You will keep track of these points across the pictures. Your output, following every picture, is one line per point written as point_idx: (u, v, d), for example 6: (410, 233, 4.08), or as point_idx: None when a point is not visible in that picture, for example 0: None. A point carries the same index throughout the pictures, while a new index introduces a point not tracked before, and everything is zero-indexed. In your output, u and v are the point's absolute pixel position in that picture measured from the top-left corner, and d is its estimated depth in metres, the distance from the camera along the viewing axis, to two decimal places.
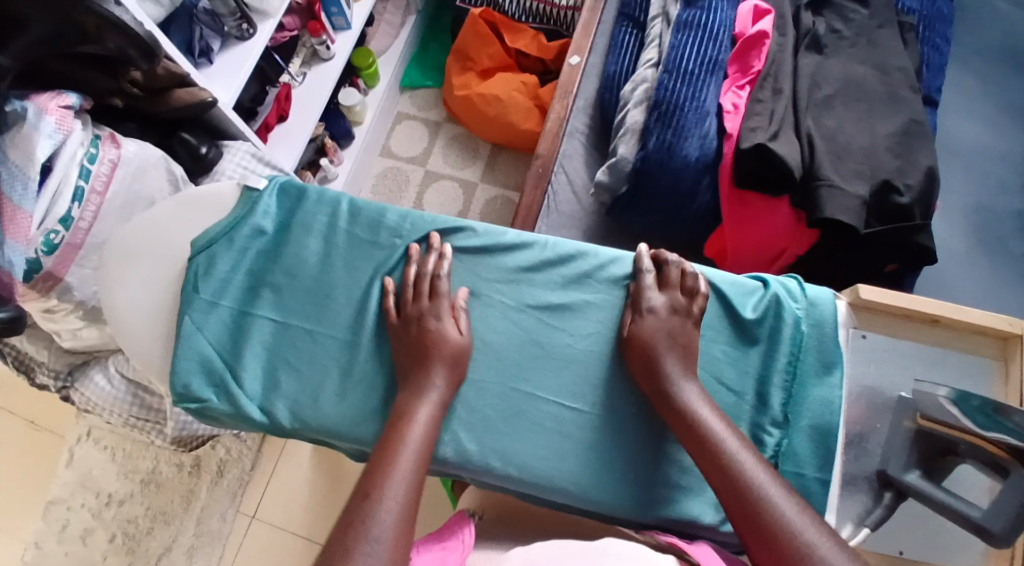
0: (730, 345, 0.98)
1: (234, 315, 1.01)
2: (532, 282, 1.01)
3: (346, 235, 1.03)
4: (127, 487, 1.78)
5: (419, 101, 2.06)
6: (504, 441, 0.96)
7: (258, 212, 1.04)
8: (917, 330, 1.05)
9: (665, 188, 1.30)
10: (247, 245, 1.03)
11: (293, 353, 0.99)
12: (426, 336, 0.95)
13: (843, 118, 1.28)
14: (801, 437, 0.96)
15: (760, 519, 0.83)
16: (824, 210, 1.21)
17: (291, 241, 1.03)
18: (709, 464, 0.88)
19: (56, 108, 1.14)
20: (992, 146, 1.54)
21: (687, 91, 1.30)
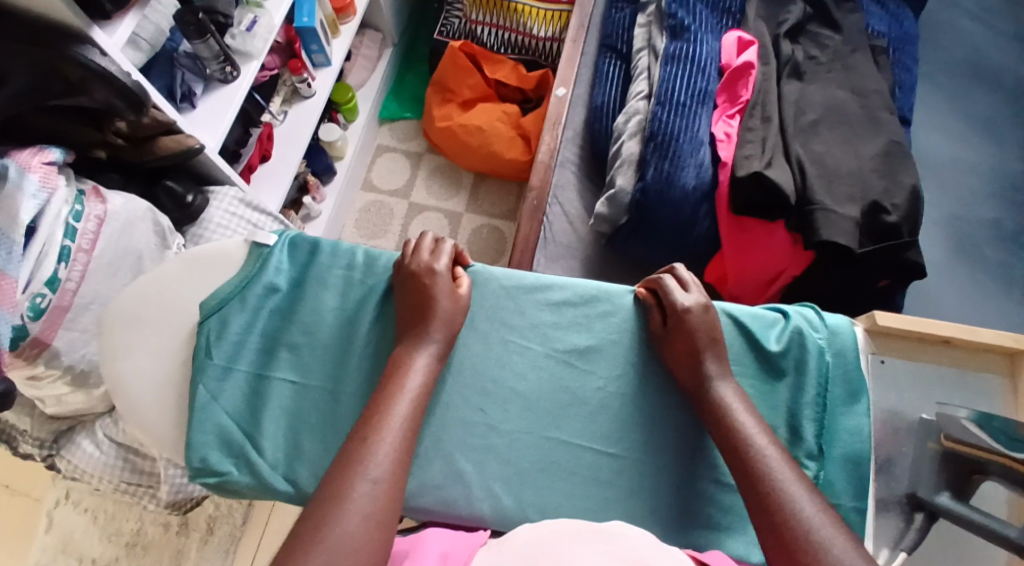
0: (759, 380, 0.98)
1: (251, 380, 0.99)
2: (553, 326, 1.02)
3: (363, 290, 1.02)
4: (112, 550, 1.70)
5: (398, 133, 2.05)
6: (543, 494, 0.96)
7: (270, 269, 1.02)
8: (932, 352, 1.11)
9: (665, 218, 1.28)
10: (261, 305, 1.01)
11: (317, 417, 0.97)
12: (426, 288, 0.97)
13: (829, 142, 1.27)
14: (837, 469, 0.95)
15: (779, 518, 0.83)
16: (822, 233, 1.17)
17: (307, 298, 1.01)
18: (740, 459, 0.88)
19: (39, 166, 1.11)
20: (963, 158, 1.53)
21: (681, 122, 1.28)
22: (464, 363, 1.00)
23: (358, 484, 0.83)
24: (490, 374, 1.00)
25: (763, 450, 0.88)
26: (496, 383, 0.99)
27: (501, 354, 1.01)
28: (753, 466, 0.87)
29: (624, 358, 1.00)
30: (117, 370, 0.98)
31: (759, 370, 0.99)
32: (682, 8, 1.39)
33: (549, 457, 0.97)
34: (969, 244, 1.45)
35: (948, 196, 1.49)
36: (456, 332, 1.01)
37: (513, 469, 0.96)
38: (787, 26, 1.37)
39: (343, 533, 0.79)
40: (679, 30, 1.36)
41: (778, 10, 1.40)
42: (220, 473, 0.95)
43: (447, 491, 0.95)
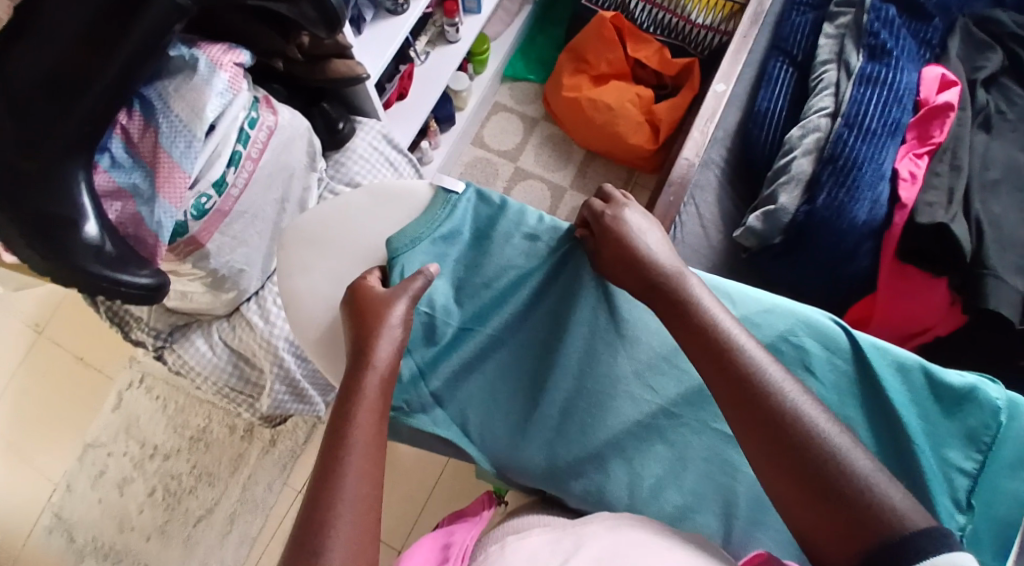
0: (924, 419, 0.98)
1: (437, 319, 1.01)
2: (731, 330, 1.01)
3: (545, 254, 1.03)
4: (175, 441, 1.73)
5: (518, 94, 2.00)
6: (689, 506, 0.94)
7: (455, 216, 1.04)
8: None
9: (826, 245, 1.24)
10: (447, 248, 1.04)
11: (490, 373, 1.00)
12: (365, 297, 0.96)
13: (1007, 207, 1.22)
14: (989, 530, 0.94)
15: (811, 462, 0.79)
16: (989, 301, 1.13)
17: (490, 248, 1.04)
18: (742, 400, 0.83)
19: (230, 65, 1.05)
20: None
21: (867, 150, 1.24)
22: (637, 346, 0.99)
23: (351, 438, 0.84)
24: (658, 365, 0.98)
25: (741, 352, 0.86)
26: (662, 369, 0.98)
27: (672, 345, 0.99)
28: (731, 369, 0.85)
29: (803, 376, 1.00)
30: (297, 291, 1.02)
31: (924, 410, 0.98)
32: (885, 27, 1.33)
33: (699, 464, 0.95)
34: None
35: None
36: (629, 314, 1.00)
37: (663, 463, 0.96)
38: (984, 74, 1.33)
39: (348, 485, 0.81)
40: (880, 51, 1.31)
41: (976, 55, 1.36)
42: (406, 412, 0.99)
43: (596, 480, 0.96)
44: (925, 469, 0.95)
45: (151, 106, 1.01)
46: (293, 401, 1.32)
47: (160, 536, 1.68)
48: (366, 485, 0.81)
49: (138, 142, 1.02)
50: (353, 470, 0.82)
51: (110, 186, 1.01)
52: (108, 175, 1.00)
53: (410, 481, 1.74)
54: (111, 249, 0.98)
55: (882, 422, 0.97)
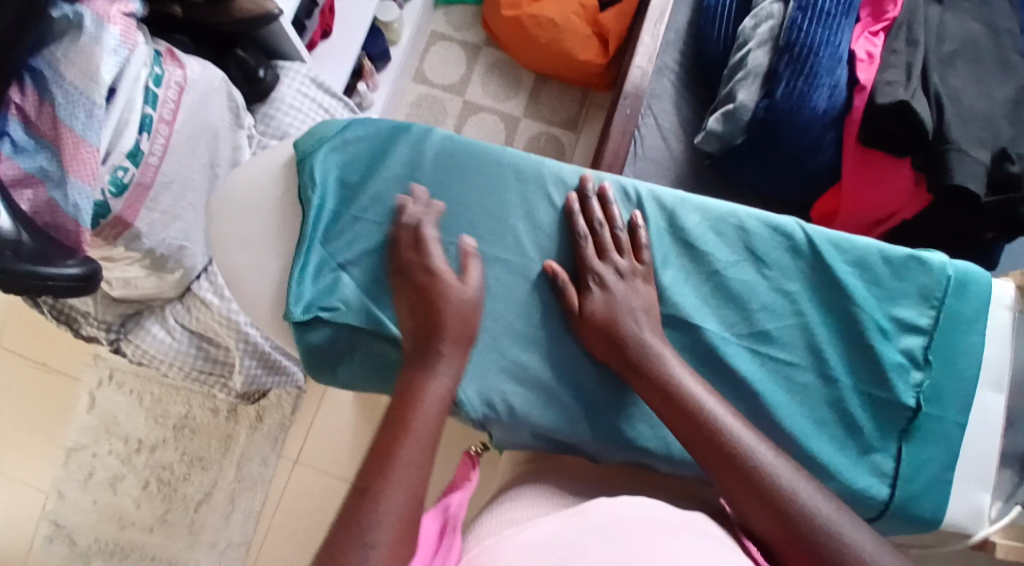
0: (870, 284, 0.90)
1: (345, 231, 0.91)
2: (670, 214, 0.93)
3: (453, 160, 0.94)
4: (158, 432, 1.70)
5: (455, 19, 1.91)
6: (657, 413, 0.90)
7: (345, 135, 0.93)
8: None
9: (788, 140, 1.19)
10: (342, 164, 0.93)
11: (413, 289, 0.90)
12: (429, 289, 0.86)
13: (965, 78, 1.18)
14: (948, 384, 0.88)
15: (789, 519, 0.77)
16: (954, 177, 1.11)
17: (402, 156, 0.93)
18: (726, 469, 0.80)
19: (119, 17, 0.99)
20: None
21: (823, 34, 1.17)
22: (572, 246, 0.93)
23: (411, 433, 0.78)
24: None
25: (712, 411, 0.82)
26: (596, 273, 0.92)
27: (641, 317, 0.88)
28: (705, 429, 0.82)
29: (748, 254, 0.92)
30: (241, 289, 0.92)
31: (868, 273, 0.90)
32: None
33: None
34: None
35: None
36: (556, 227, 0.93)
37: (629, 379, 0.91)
38: None
39: (395, 490, 0.75)
40: None
41: None
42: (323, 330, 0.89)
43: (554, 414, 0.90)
44: (867, 331, 0.88)
45: (41, 77, 0.94)
46: (267, 373, 1.28)
47: (162, 525, 1.68)
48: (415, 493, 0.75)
49: (35, 121, 0.94)
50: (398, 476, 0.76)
51: (16, 174, 0.93)
52: (11, 162, 0.93)
53: None
54: (27, 242, 0.91)
55: (830, 294, 0.90)
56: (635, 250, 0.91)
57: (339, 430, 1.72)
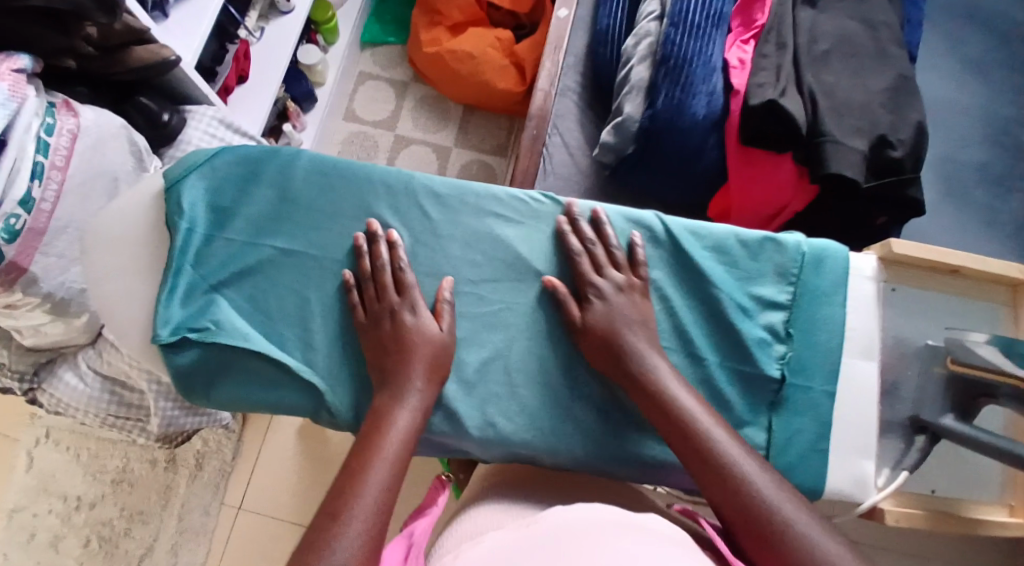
0: (731, 267, 0.97)
1: (216, 256, 0.94)
2: (538, 213, 0.98)
3: (323, 179, 0.95)
4: (97, 488, 1.68)
5: (381, 59, 1.90)
6: (534, 408, 0.94)
7: (214, 161, 0.95)
8: (940, 281, 1.01)
9: (674, 147, 1.25)
10: (212, 189, 0.95)
11: (287, 307, 0.93)
12: (403, 331, 0.90)
13: (839, 75, 1.24)
14: (810, 353, 0.95)
15: (762, 525, 0.79)
16: (830, 166, 1.18)
17: (273, 178, 0.96)
18: (710, 478, 0.83)
19: (8, 73, 1.03)
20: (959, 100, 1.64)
21: (694, 46, 1.23)
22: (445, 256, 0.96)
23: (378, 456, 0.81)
24: (460, 261, 0.96)
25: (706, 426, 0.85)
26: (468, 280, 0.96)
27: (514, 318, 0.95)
28: (692, 439, 0.85)
29: (613, 246, 0.98)
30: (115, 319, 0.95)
31: (727, 257, 0.97)
32: None
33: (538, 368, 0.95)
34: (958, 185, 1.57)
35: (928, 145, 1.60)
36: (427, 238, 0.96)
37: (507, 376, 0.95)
38: None
39: (359, 502, 0.78)
40: None
41: None
42: (192, 351, 0.90)
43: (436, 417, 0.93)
44: (734, 313, 0.95)
45: None
46: (186, 415, 1.27)
47: None
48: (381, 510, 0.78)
49: None
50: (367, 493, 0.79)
51: None
52: None
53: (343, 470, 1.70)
54: None
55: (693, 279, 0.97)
56: (634, 266, 0.95)
57: (283, 472, 1.70)
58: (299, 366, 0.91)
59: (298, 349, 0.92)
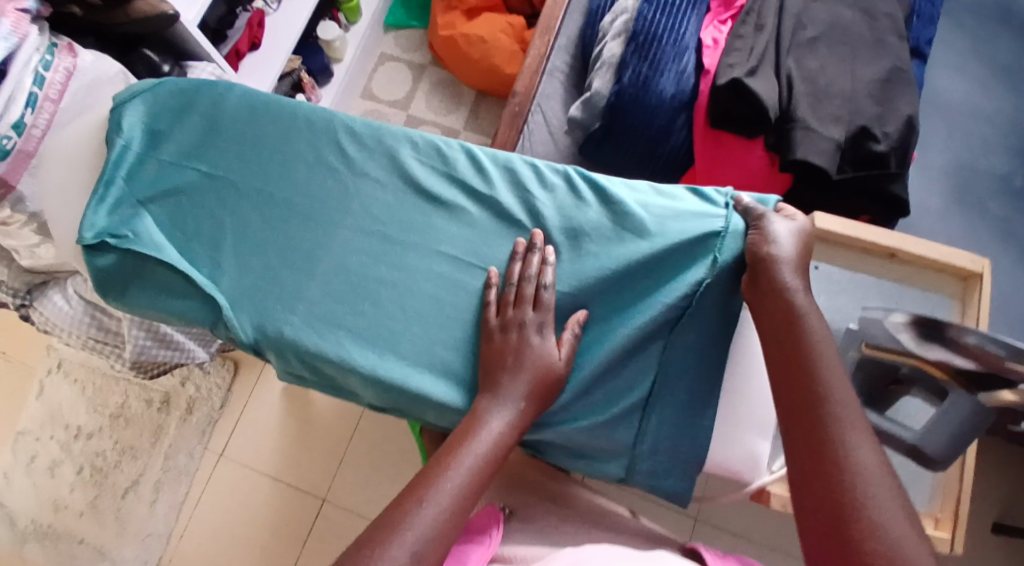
0: (643, 225, 1.01)
1: (145, 174, 1.06)
2: (450, 158, 1.05)
3: (251, 114, 1.07)
4: (96, 420, 1.78)
5: (403, 42, 1.97)
6: (415, 346, 1.00)
7: (156, 91, 1.09)
8: (876, 265, 1.08)
9: (639, 124, 1.26)
10: (150, 114, 1.08)
11: (201, 225, 1.04)
12: (512, 348, 0.95)
13: (826, 60, 1.22)
14: (708, 317, 0.98)
15: (850, 496, 0.80)
16: (797, 152, 1.16)
17: (203, 108, 1.08)
18: (818, 436, 0.83)
19: (13, 11, 1.14)
20: (979, 107, 1.45)
21: (666, 24, 1.26)
22: (356, 191, 1.04)
23: (468, 451, 0.90)
24: (370, 197, 1.04)
25: (838, 395, 0.85)
26: (376, 214, 1.04)
27: (415, 255, 1.02)
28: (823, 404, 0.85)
29: (523, 192, 1.03)
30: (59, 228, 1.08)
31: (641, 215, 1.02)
32: None
33: (434, 305, 1.01)
34: (972, 195, 1.38)
35: (937, 150, 1.42)
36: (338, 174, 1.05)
37: (397, 316, 1.00)
38: None
39: (441, 488, 0.87)
40: None
41: None
42: (111, 255, 1.02)
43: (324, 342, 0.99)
44: (651, 272, 0.99)
45: None
46: (158, 346, 1.34)
47: (92, 511, 1.73)
48: (460, 506, 0.87)
49: None
50: (451, 481, 0.87)
51: None
52: None
53: (327, 432, 1.75)
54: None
55: (604, 232, 1.01)
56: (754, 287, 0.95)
57: (267, 425, 1.76)
58: (206, 281, 1.01)
59: (207, 267, 1.03)
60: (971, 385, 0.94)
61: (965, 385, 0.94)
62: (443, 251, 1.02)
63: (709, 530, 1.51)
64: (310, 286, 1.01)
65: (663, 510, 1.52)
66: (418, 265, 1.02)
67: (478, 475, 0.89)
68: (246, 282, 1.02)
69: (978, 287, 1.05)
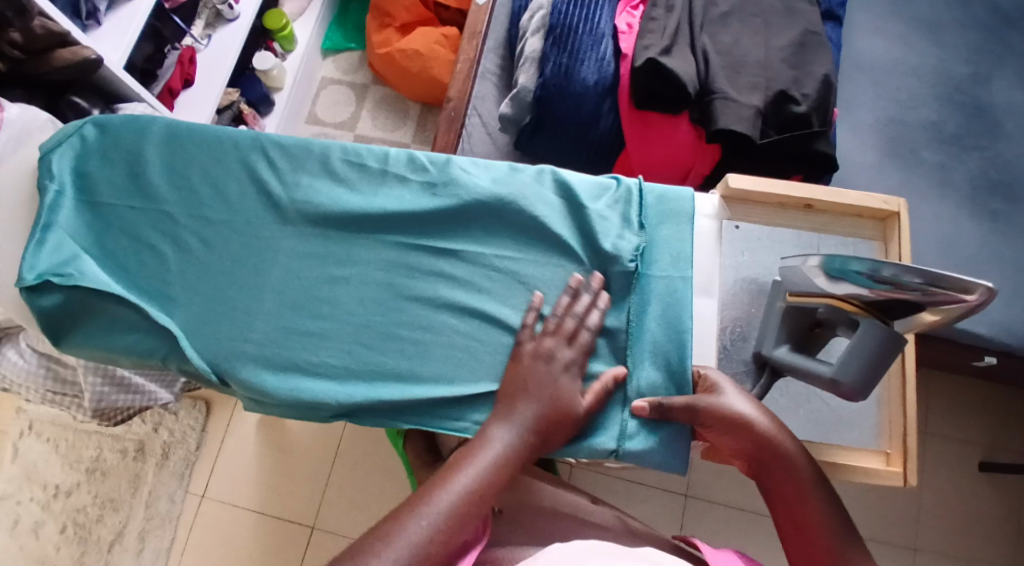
0: (571, 206, 1.04)
1: (84, 218, 1.05)
2: (380, 155, 1.06)
3: (180, 142, 1.07)
4: (73, 477, 1.77)
5: (344, 64, 1.98)
6: (371, 352, 1.00)
7: (80, 131, 1.08)
8: (791, 218, 1.07)
9: (568, 114, 1.29)
10: (77, 156, 1.07)
11: (143, 259, 1.04)
12: (517, 375, 0.97)
13: (739, 33, 1.24)
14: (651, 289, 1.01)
15: (799, 508, 0.92)
16: (718, 122, 1.18)
17: (130, 143, 1.07)
18: (761, 456, 0.94)
19: None
20: (906, 61, 1.43)
21: (580, 14, 1.29)
22: (294, 205, 1.05)
23: (461, 474, 0.90)
24: (307, 208, 1.04)
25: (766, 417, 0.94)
26: (317, 224, 1.04)
27: (360, 262, 1.03)
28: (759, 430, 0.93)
29: (456, 185, 1.04)
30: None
31: (571, 199, 1.04)
32: None
33: (384, 309, 1.02)
34: (907, 145, 1.37)
35: (867, 108, 1.40)
36: (273, 189, 1.05)
37: (347, 323, 1.01)
38: None
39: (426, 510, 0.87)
40: None
41: None
42: (55, 295, 1.01)
43: (279, 359, 1.00)
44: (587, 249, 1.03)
45: None
46: (117, 392, 1.35)
47: None
48: (444, 523, 0.87)
49: None
50: (439, 501, 0.88)
51: None
52: None
53: (306, 459, 1.74)
54: None
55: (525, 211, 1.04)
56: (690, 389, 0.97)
57: (246, 461, 1.76)
58: (154, 312, 1.01)
59: (155, 298, 1.02)
60: (886, 316, 0.92)
61: (880, 316, 0.92)
62: (387, 254, 1.03)
63: (701, 503, 1.50)
64: (261, 305, 1.02)
65: (656, 495, 1.50)
66: (362, 274, 1.03)
67: (469, 496, 0.89)
68: (196, 309, 1.01)
69: (897, 227, 1.05)
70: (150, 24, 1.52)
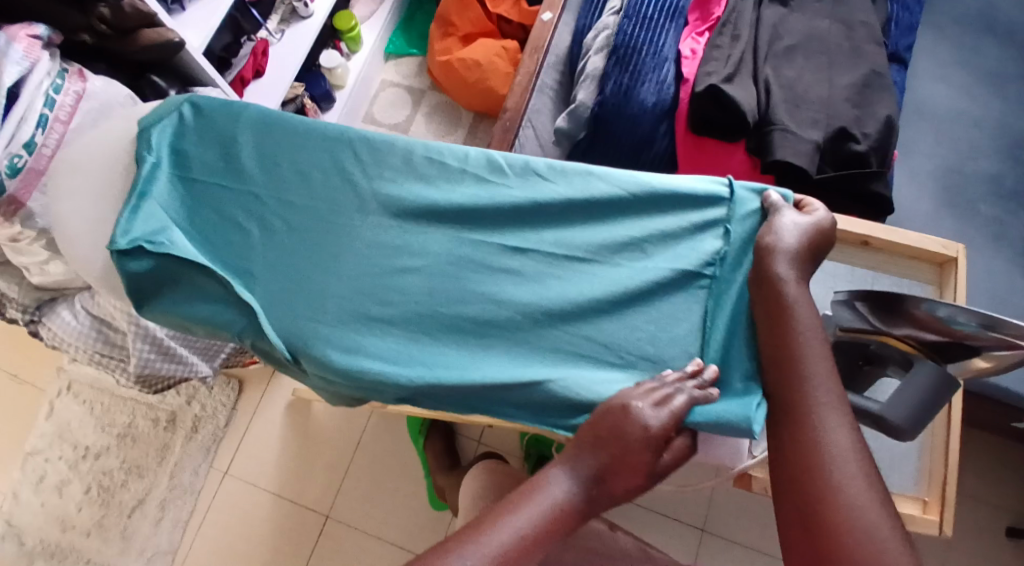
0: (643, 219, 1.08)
1: (177, 192, 1.11)
2: (459, 155, 1.11)
3: (271, 128, 1.12)
4: (104, 440, 1.81)
5: (404, 69, 2.03)
6: (440, 340, 1.03)
7: (180, 111, 1.13)
8: (848, 252, 1.13)
9: (622, 133, 1.33)
10: (175, 135, 1.13)
11: (230, 235, 1.08)
12: (594, 424, 0.92)
13: (803, 69, 1.27)
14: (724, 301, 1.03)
15: (815, 486, 0.84)
16: (775, 153, 1.20)
17: (225, 125, 1.13)
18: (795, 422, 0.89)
19: (25, 38, 1.20)
20: (964, 113, 1.45)
21: (645, 36, 1.32)
22: (377, 194, 1.09)
23: (513, 518, 0.87)
24: (388, 198, 1.09)
25: (816, 389, 0.90)
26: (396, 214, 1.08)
27: (434, 252, 1.07)
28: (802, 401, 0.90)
29: (532, 190, 1.09)
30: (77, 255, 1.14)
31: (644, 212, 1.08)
32: None
33: (455, 300, 1.05)
34: (963, 195, 1.38)
35: (923, 154, 1.42)
36: (356, 177, 1.10)
37: (419, 309, 1.04)
38: None
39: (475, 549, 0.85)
40: None
41: None
42: (144, 260, 1.04)
43: (352, 339, 1.03)
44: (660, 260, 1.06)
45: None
46: (161, 359, 1.38)
47: (99, 530, 1.75)
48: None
49: None
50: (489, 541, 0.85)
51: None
52: None
53: (331, 448, 1.77)
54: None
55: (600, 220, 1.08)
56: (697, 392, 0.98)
57: (269, 443, 1.79)
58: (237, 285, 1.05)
59: (238, 273, 1.06)
60: (935, 356, 0.95)
61: (928, 355, 0.95)
62: (461, 248, 1.07)
63: (718, 540, 1.51)
64: (337, 285, 1.05)
65: (670, 528, 1.52)
66: (437, 264, 1.06)
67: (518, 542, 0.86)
68: (276, 286, 1.06)
69: (953, 272, 1.09)
70: (231, 15, 1.57)
